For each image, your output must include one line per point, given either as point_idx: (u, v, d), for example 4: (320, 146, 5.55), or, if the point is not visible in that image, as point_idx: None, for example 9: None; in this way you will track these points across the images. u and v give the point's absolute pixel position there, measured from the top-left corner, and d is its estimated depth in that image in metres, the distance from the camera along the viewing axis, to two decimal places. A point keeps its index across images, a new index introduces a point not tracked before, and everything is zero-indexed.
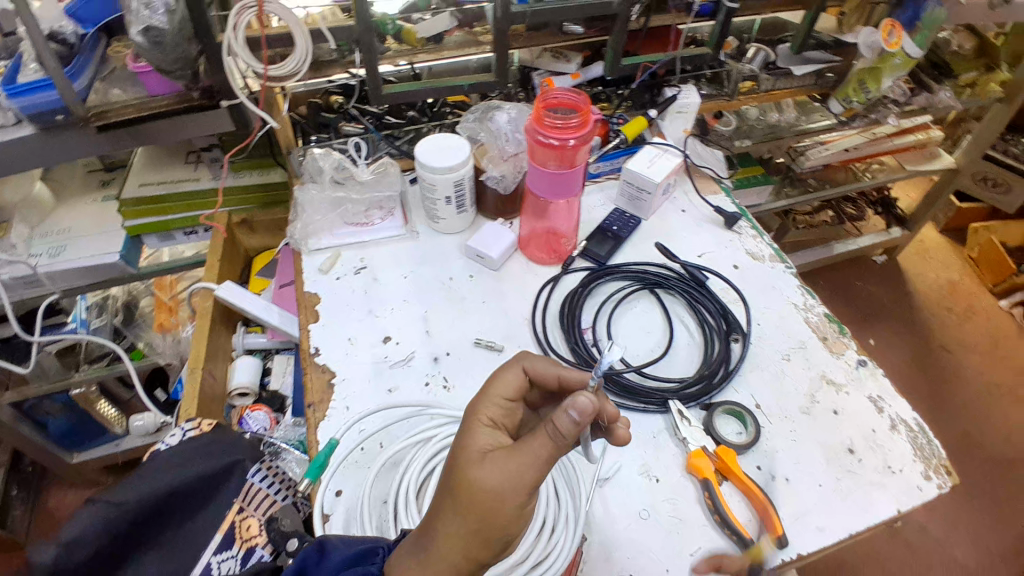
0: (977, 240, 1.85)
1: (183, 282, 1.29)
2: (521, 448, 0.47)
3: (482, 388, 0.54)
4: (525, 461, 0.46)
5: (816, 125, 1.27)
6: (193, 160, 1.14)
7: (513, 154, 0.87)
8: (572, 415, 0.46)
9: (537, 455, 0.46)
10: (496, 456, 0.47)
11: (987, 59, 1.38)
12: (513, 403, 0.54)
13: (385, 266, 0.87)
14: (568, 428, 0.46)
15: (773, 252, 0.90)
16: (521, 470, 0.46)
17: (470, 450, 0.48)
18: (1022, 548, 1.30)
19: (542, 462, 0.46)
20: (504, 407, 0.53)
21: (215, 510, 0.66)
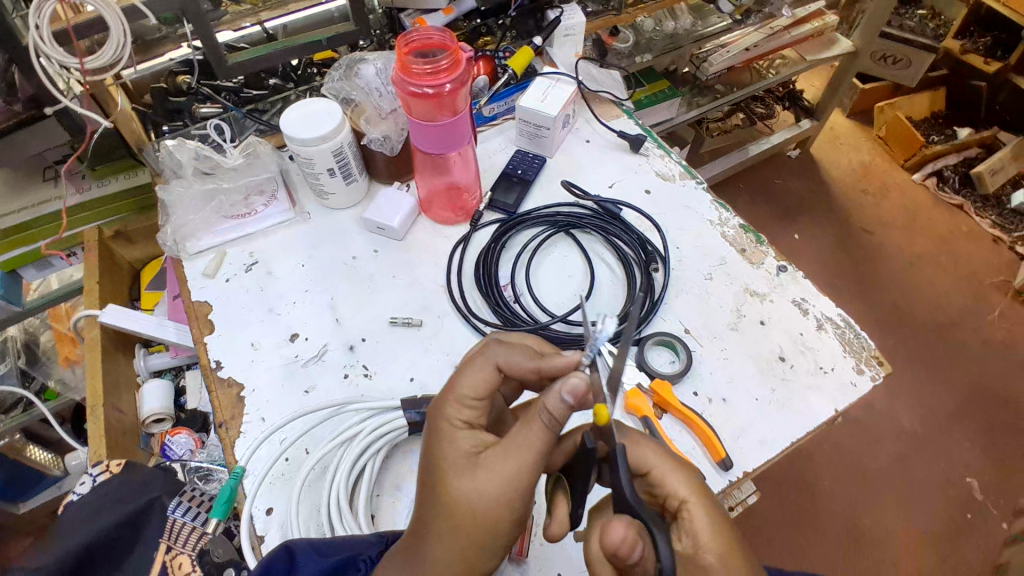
0: (884, 119, 1.89)
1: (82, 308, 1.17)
2: (510, 446, 0.44)
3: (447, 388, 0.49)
4: (519, 458, 0.44)
5: (712, 28, 1.29)
6: (52, 176, 1.00)
7: (390, 110, 0.80)
8: (562, 401, 0.44)
9: (528, 450, 0.44)
10: (487, 460, 0.45)
11: None
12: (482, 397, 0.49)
13: (278, 257, 0.80)
14: (561, 413, 0.44)
15: (682, 170, 0.88)
16: (516, 468, 0.44)
17: (454, 458, 0.46)
18: (961, 405, 1.42)
19: (537, 453, 0.44)
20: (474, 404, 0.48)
21: (141, 557, 0.61)
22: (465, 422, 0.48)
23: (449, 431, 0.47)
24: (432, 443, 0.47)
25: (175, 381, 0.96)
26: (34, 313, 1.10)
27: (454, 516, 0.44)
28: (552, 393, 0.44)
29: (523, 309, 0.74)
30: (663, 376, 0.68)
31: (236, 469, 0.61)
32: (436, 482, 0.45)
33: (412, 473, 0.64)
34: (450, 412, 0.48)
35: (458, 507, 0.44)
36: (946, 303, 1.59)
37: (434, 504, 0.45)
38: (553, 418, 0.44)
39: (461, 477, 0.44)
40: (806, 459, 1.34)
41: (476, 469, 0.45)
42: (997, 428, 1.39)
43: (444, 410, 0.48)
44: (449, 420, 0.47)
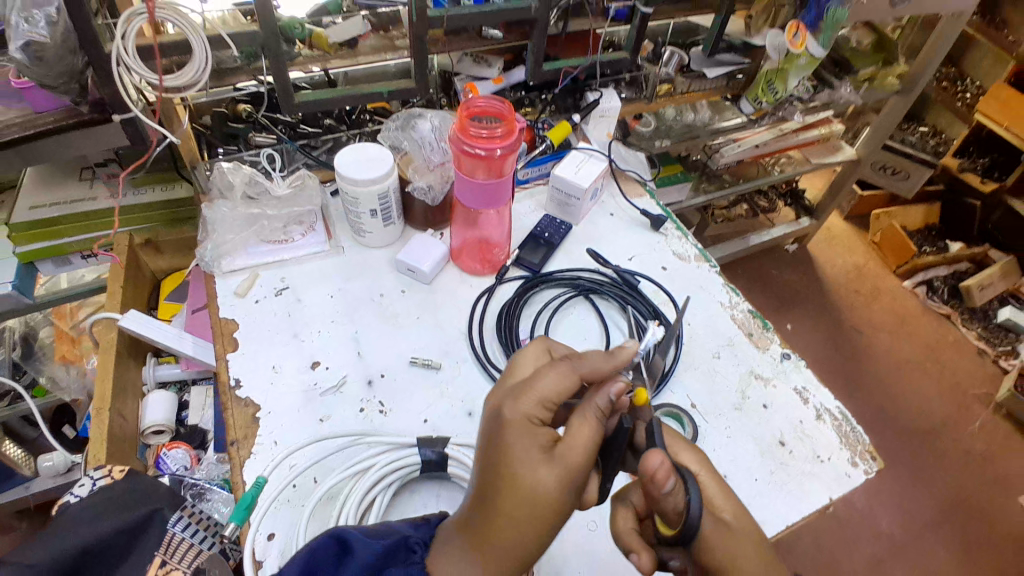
0: (880, 226, 2.00)
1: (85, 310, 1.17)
2: (574, 437, 0.49)
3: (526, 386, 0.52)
4: (579, 455, 0.49)
5: (728, 123, 1.35)
6: (89, 177, 1.03)
7: (439, 164, 0.85)
8: (615, 398, 0.52)
9: (590, 441, 0.50)
10: (557, 454, 0.48)
11: (885, 53, 1.42)
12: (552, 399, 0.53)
13: (308, 285, 0.83)
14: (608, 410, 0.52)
15: (698, 252, 0.93)
16: (576, 463, 0.49)
17: (526, 449, 0.48)
18: (941, 512, 1.43)
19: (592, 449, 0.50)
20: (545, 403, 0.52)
21: (133, 567, 0.60)
22: (534, 419, 0.51)
23: (521, 425, 0.50)
24: (503, 436, 0.50)
25: (178, 394, 0.97)
26: (41, 307, 1.08)
27: (525, 501, 0.47)
28: (601, 392, 0.52)
29: None
30: None
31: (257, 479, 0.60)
32: (503, 470, 0.48)
33: (417, 513, 0.64)
34: (522, 407, 0.51)
35: (529, 491, 0.47)
36: (930, 409, 1.63)
37: (504, 491, 0.47)
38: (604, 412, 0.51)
39: (530, 466, 0.47)
40: (787, 552, 1.34)
41: (548, 457, 0.48)
42: (977, 540, 1.40)
43: (521, 405, 0.51)
44: (520, 413, 0.51)
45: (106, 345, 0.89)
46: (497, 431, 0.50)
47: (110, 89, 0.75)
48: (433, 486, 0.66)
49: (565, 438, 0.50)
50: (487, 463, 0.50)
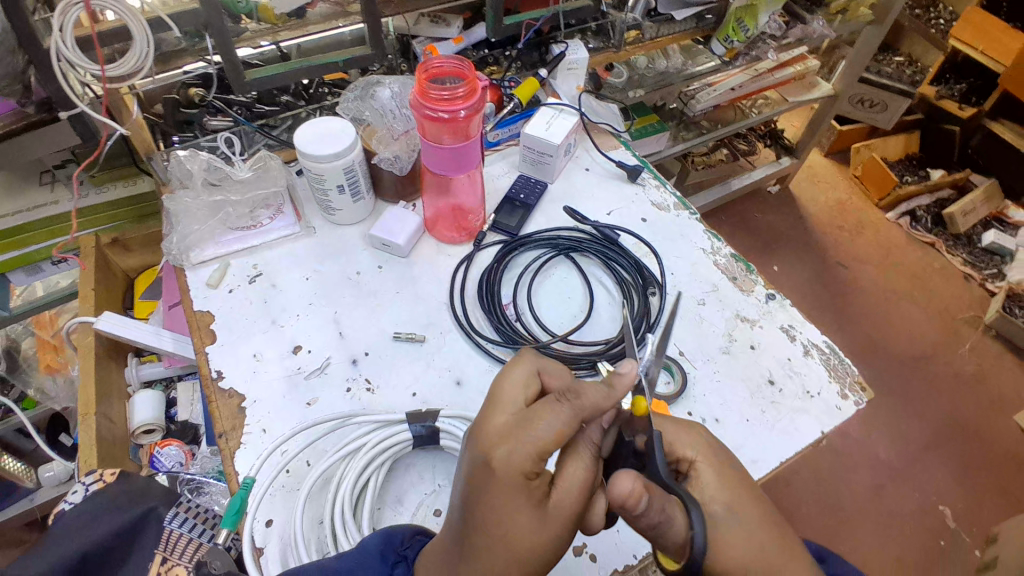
0: (860, 159, 1.99)
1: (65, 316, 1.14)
2: (569, 483, 0.48)
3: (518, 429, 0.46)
4: (574, 494, 0.48)
5: (702, 68, 1.31)
6: (49, 181, 0.99)
7: (403, 132, 0.82)
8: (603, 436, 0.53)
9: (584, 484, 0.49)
10: (555, 504, 0.47)
11: None
12: None
13: (282, 269, 0.81)
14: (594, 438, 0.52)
15: (677, 201, 0.92)
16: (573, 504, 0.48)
17: (524, 504, 0.45)
18: (935, 437, 1.46)
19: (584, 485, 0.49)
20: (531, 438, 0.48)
21: (137, 564, 0.61)
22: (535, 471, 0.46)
23: (521, 483, 0.45)
24: (503, 497, 0.45)
25: (165, 392, 0.96)
26: (19, 319, 1.07)
27: (526, 555, 0.45)
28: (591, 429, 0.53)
29: (524, 329, 0.76)
30: (661, 397, 0.70)
31: (245, 481, 0.60)
32: (501, 530, 0.45)
33: (414, 485, 0.64)
34: (522, 462, 0.45)
35: (527, 547, 0.45)
36: (922, 339, 1.65)
37: (506, 552, 0.45)
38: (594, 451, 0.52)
39: (529, 522, 0.45)
40: (787, 485, 1.38)
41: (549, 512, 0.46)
42: (974, 460, 1.43)
43: (516, 458, 0.45)
44: (524, 468, 0.45)
45: (84, 350, 0.87)
46: (495, 491, 0.45)
47: (53, 87, 0.71)
48: (428, 457, 0.66)
49: (562, 487, 0.48)
50: (483, 522, 0.45)
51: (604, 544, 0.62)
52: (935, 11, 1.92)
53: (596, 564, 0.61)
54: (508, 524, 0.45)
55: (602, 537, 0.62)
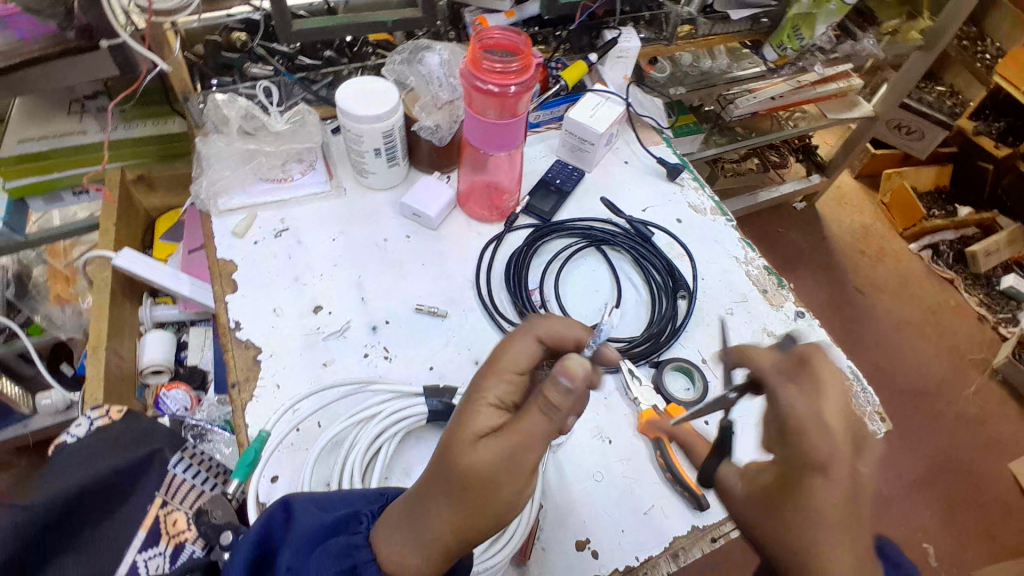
0: (890, 185, 1.96)
1: (79, 249, 1.11)
2: (525, 427, 0.46)
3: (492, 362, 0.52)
4: (522, 437, 0.45)
5: (745, 73, 1.26)
6: (78, 110, 0.98)
7: (448, 101, 0.79)
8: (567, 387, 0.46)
9: (535, 432, 0.46)
10: (492, 439, 0.46)
11: (911, 7, 1.41)
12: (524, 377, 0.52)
13: (310, 226, 0.80)
14: (562, 398, 0.46)
15: (714, 205, 0.89)
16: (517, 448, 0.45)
17: (467, 430, 0.47)
18: (929, 473, 1.46)
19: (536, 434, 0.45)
20: (512, 383, 0.51)
21: (134, 506, 0.60)
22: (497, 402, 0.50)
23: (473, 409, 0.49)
24: (459, 419, 0.49)
25: (176, 335, 0.95)
26: (34, 245, 1.07)
27: (456, 482, 0.45)
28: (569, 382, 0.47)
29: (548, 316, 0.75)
30: (679, 402, 0.69)
31: (260, 433, 0.60)
32: (445, 451, 0.47)
33: (423, 462, 0.64)
34: (488, 394, 0.50)
35: (459, 474, 0.45)
36: (929, 374, 1.63)
37: (442, 475, 0.46)
38: (557, 404, 0.46)
39: (464, 450, 0.46)
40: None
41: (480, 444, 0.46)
42: (965, 503, 1.43)
43: (485, 385, 0.50)
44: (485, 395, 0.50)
45: (100, 284, 0.86)
46: (458, 414, 0.49)
47: (97, 13, 0.70)
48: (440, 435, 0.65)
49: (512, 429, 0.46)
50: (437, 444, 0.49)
51: (606, 541, 0.61)
52: (983, 44, 1.84)
53: (598, 560, 0.60)
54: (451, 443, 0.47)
55: (605, 535, 0.61)
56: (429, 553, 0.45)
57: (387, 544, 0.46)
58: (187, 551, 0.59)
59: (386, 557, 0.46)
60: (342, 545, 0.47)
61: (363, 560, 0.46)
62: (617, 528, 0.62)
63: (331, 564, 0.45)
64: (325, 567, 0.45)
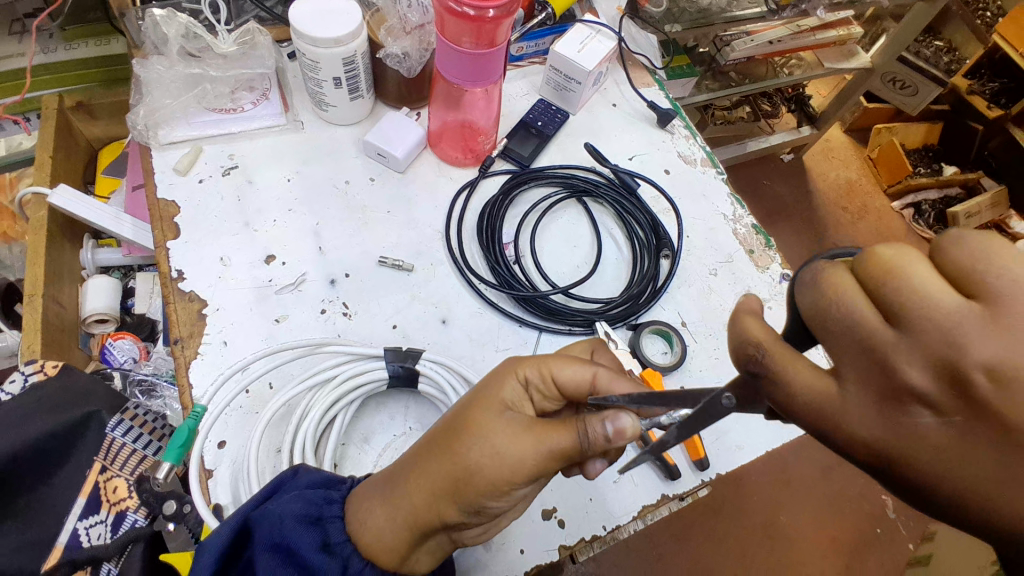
0: (879, 141, 1.91)
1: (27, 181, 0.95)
2: (542, 441, 0.41)
3: (545, 357, 0.47)
4: (530, 447, 0.41)
5: (745, 13, 1.11)
6: (20, 31, 0.86)
7: (418, 25, 0.70)
8: (611, 437, 0.41)
9: (553, 453, 0.41)
10: (510, 420, 0.42)
11: None
12: (556, 393, 0.48)
13: (262, 164, 0.72)
14: (599, 440, 0.41)
15: (705, 156, 0.83)
16: (520, 459, 0.40)
17: (493, 398, 0.44)
18: None
19: (556, 452, 0.41)
20: (548, 387, 0.47)
21: (70, 470, 0.56)
22: (526, 382, 0.46)
23: (500, 394, 0.44)
24: (486, 391, 0.45)
25: (123, 281, 0.87)
26: None
27: (459, 461, 0.41)
28: (602, 418, 0.41)
29: (521, 273, 0.69)
30: (656, 366, 0.65)
31: (195, 409, 0.53)
32: (461, 420, 0.43)
33: (383, 426, 0.60)
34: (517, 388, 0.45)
35: (466, 455, 0.41)
36: None
37: (452, 438, 0.42)
38: (589, 442, 0.41)
39: (486, 415, 0.43)
40: (749, 470, 1.33)
41: (497, 433, 0.41)
42: None
43: (523, 365, 0.46)
44: (517, 376, 0.46)
45: (34, 225, 0.78)
46: (487, 385, 0.46)
47: None
48: (403, 398, 0.61)
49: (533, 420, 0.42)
50: (445, 424, 0.44)
51: (574, 511, 0.59)
52: (984, 1, 1.78)
53: (564, 530, 0.58)
54: (465, 428, 0.42)
55: (573, 503, 0.59)
56: (396, 513, 0.43)
57: (372, 497, 0.45)
58: (129, 520, 0.55)
59: (358, 523, 0.44)
60: (316, 495, 0.44)
61: (332, 514, 0.44)
62: (585, 497, 0.60)
63: (301, 505, 0.43)
64: (291, 508, 0.42)
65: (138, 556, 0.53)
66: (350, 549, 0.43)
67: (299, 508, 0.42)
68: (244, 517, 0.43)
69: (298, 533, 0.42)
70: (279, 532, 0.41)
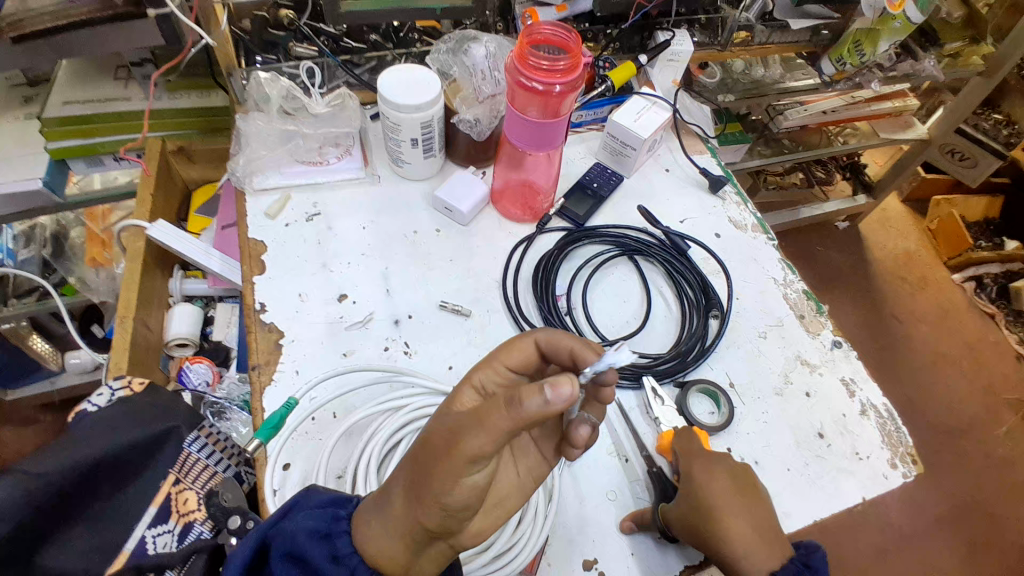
0: (939, 212, 1.88)
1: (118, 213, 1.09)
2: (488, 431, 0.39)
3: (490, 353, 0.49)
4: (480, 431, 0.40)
5: (799, 84, 1.19)
6: (124, 76, 0.95)
7: (490, 96, 0.78)
8: (549, 400, 0.39)
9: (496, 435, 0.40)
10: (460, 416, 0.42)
11: (973, 31, 1.30)
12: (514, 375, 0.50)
13: (340, 213, 0.79)
14: (537, 407, 0.39)
15: (756, 222, 0.86)
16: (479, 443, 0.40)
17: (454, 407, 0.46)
18: (944, 513, 1.41)
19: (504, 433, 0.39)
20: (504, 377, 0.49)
21: (147, 480, 0.60)
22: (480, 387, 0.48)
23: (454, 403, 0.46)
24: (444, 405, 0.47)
25: (204, 310, 0.96)
26: (71, 208, 1.03)
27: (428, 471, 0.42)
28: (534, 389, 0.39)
29: (573, 324, 0.73)
30: (702, 425, 0.67)
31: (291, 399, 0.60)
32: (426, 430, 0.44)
33: None
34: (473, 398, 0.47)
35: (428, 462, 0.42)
36: (959, 409, 1.57)
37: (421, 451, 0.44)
38: (525, 411, 0.39)
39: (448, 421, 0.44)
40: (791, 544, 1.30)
41: (452, 425, 0.41)
42: (977, 540, 1.38)
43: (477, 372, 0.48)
44: (472, 383, 0.47)
45: (133, 254, 0.87)
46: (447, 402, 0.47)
47: None
48: None
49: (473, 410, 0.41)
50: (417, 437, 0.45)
51: (615, 566, 0.59)
52: None
53: None
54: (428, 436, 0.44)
55: (615, 559, 0.59)
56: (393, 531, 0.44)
57: (366, 512, 0.46)
58: (194, 532, 0.60)
59: (364, 536, 0.45)
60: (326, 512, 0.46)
61: (340, 530, 0.45)
62: (626, 553, 0.60)
63: (311, 522, 0.45)
64: (303, 524, 0.45)
65: (199, 568, 0.55)
66: (358, 561, 0.44)
67: (311, 524, 0.45)
68: (263, 535, 0.46)
69: (311, 545, 0.44)
70: (292, 544, 0.44)
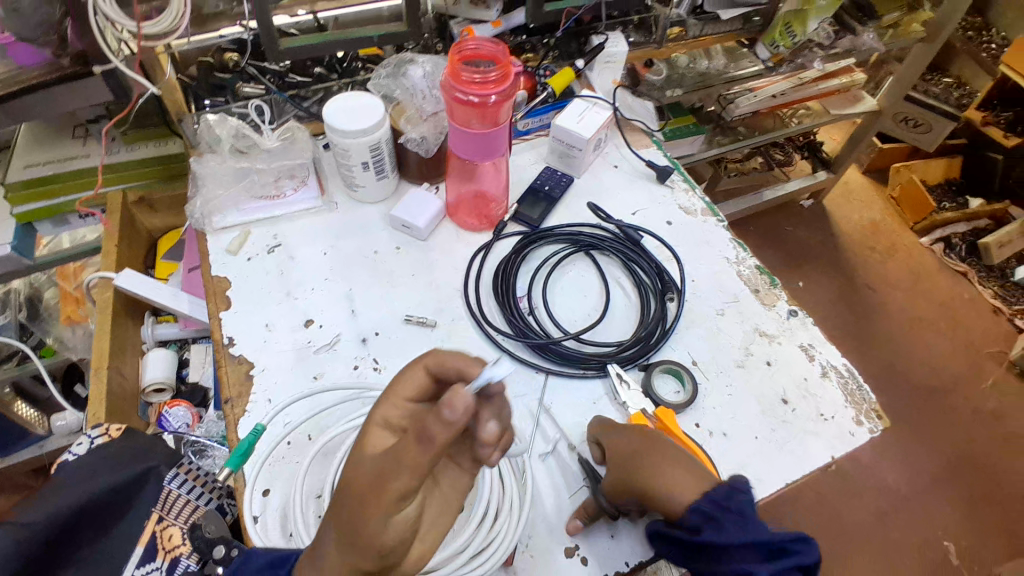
0: (899, 179, 1.93)
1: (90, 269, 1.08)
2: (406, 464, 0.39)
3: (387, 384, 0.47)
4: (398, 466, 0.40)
5: (744, 72, 1.22)
6: (81, 134, 0.97)
7: (432, 113, 0.82)
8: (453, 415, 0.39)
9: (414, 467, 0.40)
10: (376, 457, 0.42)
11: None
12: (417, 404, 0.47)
13: (301, 242, 0.81)
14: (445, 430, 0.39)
15: (705, 206, 0.89)
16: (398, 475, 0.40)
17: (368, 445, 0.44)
18: (939, 471, 1.43)
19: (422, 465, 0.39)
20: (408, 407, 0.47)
21: (130, 521, 0.61)
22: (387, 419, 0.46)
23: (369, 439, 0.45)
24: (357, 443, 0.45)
25: (178, 353, 0.96)
26: (42, 268, 1.06)
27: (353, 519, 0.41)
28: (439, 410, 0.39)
29: (536, 323, 0.75)
30: (667, 405, 0.69)
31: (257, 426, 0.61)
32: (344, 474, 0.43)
33: None
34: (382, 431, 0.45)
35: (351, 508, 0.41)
36: (939, 367, 1.61)
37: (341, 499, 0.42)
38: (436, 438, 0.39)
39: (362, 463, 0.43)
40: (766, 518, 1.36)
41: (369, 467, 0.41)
42: (977, 496, 1.41)
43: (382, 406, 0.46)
44: (379, 420, 0.46)
45: (101, 304, 0.88)
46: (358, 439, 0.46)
47: (89, 40, 0.69)
48: None
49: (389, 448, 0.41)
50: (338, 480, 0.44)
51: (596, 550, 0.60)
52: (987, 35, 1.79)
53: (587, 567, 0.60)
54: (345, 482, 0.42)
55: (596, 542, 0.61)
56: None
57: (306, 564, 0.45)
58: (182, 565, 0.59)
59: None
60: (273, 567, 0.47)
61: None
62: (607, 535, 0.61)
63: None
64: None
65: None
66: None
67: None
68: None
69: None
70: None
